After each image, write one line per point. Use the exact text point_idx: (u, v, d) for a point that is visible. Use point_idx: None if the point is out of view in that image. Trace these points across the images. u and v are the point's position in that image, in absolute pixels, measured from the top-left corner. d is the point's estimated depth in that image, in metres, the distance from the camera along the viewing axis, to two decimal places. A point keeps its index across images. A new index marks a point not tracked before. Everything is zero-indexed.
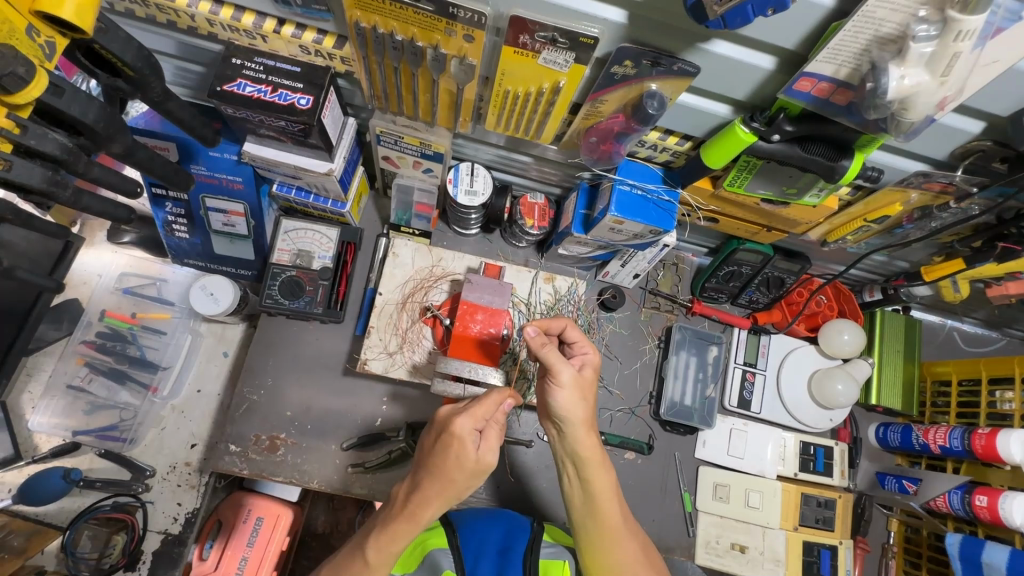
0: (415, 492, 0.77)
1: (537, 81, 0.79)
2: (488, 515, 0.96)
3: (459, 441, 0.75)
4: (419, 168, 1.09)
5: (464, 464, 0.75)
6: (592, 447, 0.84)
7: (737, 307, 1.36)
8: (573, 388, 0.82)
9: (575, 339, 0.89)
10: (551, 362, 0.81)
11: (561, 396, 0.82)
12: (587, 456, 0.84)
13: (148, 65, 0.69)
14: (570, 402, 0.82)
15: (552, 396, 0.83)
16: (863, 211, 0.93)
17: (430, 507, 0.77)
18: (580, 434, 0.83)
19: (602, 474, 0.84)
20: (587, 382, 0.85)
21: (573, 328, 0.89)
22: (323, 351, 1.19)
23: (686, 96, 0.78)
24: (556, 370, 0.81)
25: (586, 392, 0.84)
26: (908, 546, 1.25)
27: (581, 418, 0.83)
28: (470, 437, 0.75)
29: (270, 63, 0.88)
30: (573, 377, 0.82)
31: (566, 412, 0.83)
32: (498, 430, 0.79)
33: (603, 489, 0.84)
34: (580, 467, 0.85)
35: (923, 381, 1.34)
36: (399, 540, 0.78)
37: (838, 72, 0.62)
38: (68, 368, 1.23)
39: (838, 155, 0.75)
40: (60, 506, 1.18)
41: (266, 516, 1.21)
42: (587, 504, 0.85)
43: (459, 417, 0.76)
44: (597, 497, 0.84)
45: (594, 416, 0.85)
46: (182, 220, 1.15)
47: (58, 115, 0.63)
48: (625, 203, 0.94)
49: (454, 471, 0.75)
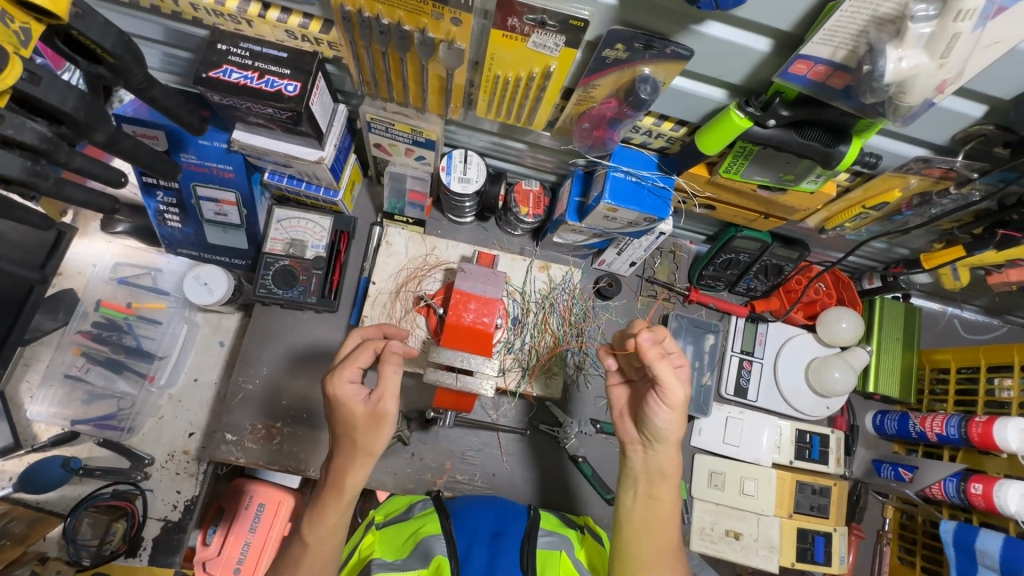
0: (333, 463, 0.83)
1: (527, 66, 0.77)
2: (481, 504, 0.98)
3: (341, 399, 0.80)
4: (412, 155, 1.07)
5: (354, 419, 0.80)
6: (673, 466, 0.86)
7: (735, 295, 1.35)
8: (678, 409, 0.81)
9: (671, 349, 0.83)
10: (664, 380, 0.78)
11: (666, 416, 0.81)
12: (666, 473, 0.85)
13: (128, 51, 0.68)
14: (670, 424, 0.82)
15: (656, 415, 0.82)
16: (861, 197, 0.91)
17: (352, 472, 0.81)
18: (668, 453, 0.85)
19: (669, 493, 0.86)
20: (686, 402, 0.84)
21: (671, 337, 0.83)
22: (317, 341, 1.19)
23: (680, 80, 0.76)
24: (669, 389, 0.79)
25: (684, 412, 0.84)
26: (903, 533, 1.26)
27: (674, 437, 0.84)
28: (350, 392, 0.80)
29: (257, 49, 0.86)
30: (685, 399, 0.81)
31: (666, 429, 0.82)
32: (392, 370, 0.80)
33: (668, 510, 0.86)
34: (654, 484, 0.86)
35: (922, 369, 1.33)
36: (330, 514, 0.81)
37: (834, 54, 0.60)
38: (66, 358, 1.23)
39: (835, 140, 0.74)
40: (60, 494, 1.20)
41: (268, 503, 1.23)
42: (644, 521, 0.85)
43: (332, 380, 0.81)
44: (656, 516, 0.85)
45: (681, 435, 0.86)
46: (175, 210, 1.14)
47: (37, 104, 0.61)
48: (619, 190, 0.93)
49: (352, 430, 0.80)
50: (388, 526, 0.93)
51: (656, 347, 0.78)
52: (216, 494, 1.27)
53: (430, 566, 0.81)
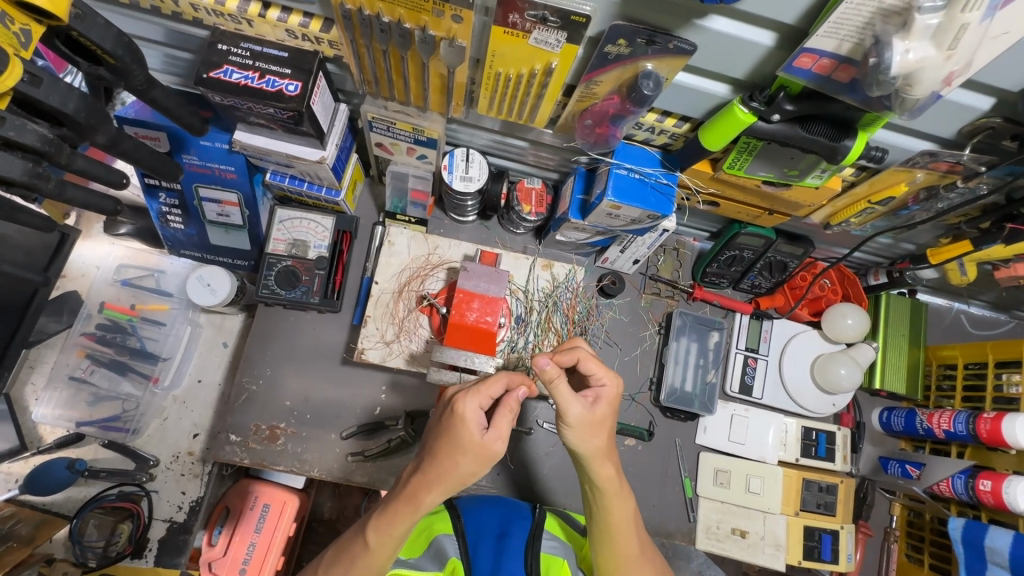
0: (419, 474, 0.78)
1: (529, 63, 0.77)
2: (491, 503, 0.98)
3: (464, 422, 0.75)
4: (413, 154, 1.06)
5: (466, 445, 0.75)
6: (610, 480, 0.83)
7: (739, 292, 1.35)
8: (584, 425, 0.79)
9: (591, 371, 0.83)
10: (560, 401, 0.78)
11: (572, 434, 0.80)
12: (604, 487, 0.83)
13: (130, 52, 0.67)
14: (585, 438, 0.80)
15: (565, 434, 0.81)
16: (867, 192, 0.90)
17: (431, 491, 0.77)
18: (597, 466, 0.82)
19: (619, 504, 0.84)
20: (604, 419, 0.81)
21: (590, 359, 0.83)
22: (320, 341, 1.19)
23: (683, 75, 0.76)
24: (564, 408, 0.78)
25: (601, 426, 0.80)
26: (911, 530, 1.25)
27: (599, 449, 0.81)
28: (474, 415, 0.76)
29: (257, 48, 0.86)
30: (583, 414, 0.79)
31: (580, 446, 0.80)
32: (510, 417, 0.78)
33: (618, 517, 0.85)
34: (596, 495, 0.85)
35: (928, 365, 1.33)
36: (399, 525, 0.78)
37: (840, 47, 0.60)
38: (71, 360, 1.24)
39: (840, 135, 0.73)
40: (66, 495, 1.20)
41: (273, 504, 1.22)
42: (608, 528, 0.85)
43: (464, 397, 0.76)
44: (611, 522, 0.85)
45: (610, 445, 0.83)
46: (177, 211, 1.14)
47: (39, 106, 0.61)
48: (622, 187, 0.92)
49: (459, 453, 0.76)
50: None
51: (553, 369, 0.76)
52: (224, 496, 1.24)
53: (445, 569, 0.82)
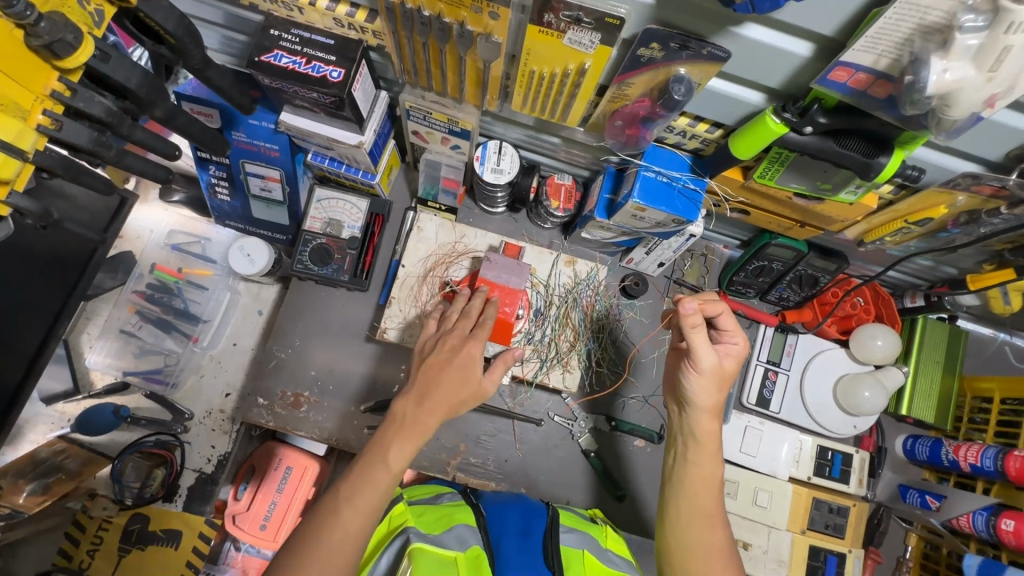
0: (419, 402, 0.85)
1: (562, 62, 0.78)
2: (506, 505, 1.00)
3: (473, 360, 0.89)
4: (448, 144, 1.09)
5: (470, 379, 0.88)
6: (711, 437, 0.90)
7: (766, 303, 1.33)
8: (708, 377, 0.87)
9: (726, 327, 0.89)
10: (696, 348, 0.85)
11: (695, 381, 0.88)
12: (704, 440, 0.90)
13: (189, 33, 0.72)
14: (701, 388, 0.89)
15: (688, 380, 0.89)
16: (904, 210, 0.87)
17: (434, 416, 0.85)
18: (702, 420, 0.90)
19: (710, 463, 0.89)
20: (726, 376, 0.89)
21: (727, 316, 0.88)
22: (347, 317, 1.24)
23: (716, 81, 0.75)
24: (698, 355, 0.85)
25: (723, 384, 0.88)
26: (925, 563, 1.20)
27: (710, 404, 0.89)
28: (478, 355, 0.90)
29: (306, 35, 0.90)
30: (713, 366, 0.86)
31: (699, 395, 0.89)
32: (501, 364, 0.94)
33: (711, 473, 0.89)
34: (691, 448, 0.91)
35: (962, 396, 1.27)
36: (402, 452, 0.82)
37: (877, 62, 0.58)
38: (122, 314, 1.34)
39: (875, 151, 0.71)
40: (111, 438, 1.31)
41: (295, 467, 1.31)
42: (694, 484, 0.89)
43: (472, 341, 0.91)
44: (702, 479, 0.89)
45: (722, 406, 0.91)
46: (225, 183, 1.21)
47: (106, 80, 0.67)
48: (649, 190, 0.92)
49: (463, 386, 0.88)
50: (416, 506, 0.93)
51: (694, 317, 0.83)
52: (250, 455, 1.35)
53: (467, 552, 0.82)
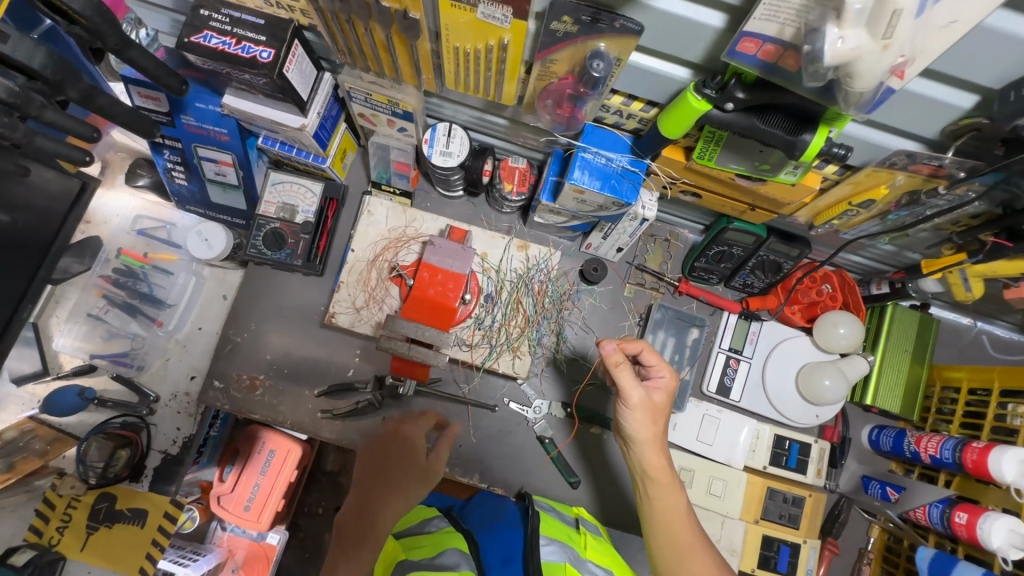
0: (369, 495, 1.03)
1: (483, 38, 0.76)
2: (493, 526, 0.96)
3: (414, 444, 1.10)
4: (394, 126, 1.08)
5: (415, 463, 1.06)
6: (662, 468, 0.91)
7: (731, 290, 1.30)
8: (641, 411, 0.89)
9: (651, 362, 0.93)
10: (623, 386, 0.88)
11: (630, 417, 0.90)
12: (657, 475, 0.91)
13: (99, 13, 0.72)
14: (639, 423, 0.90)
15: (625, 417, 0.91)
16: (849, 193, 0.83)
17: (387, 514, 0.98)
18: (648, 453, 0.91)
19: (672, 493, 0.91)
20: (659, 408, 0.91)
21: (650, 351, 0.92)
22: (303, 302, 1.25)
23: (637, 56, 0.72)
24: (625, 393, 0.88)
25: (658, 415, 0.91)
26: (887, 555, 1.19)
27: (650, 436, 0.91)
28: (419, 439, 1.11)
29: (236, 15, 0.89)
30: (643, 400, 0.89)
31: (638, 430, 0.90)
32: (445, 442, 1.12)
33: (677, 503, 0.91)
34: (650, 488, 0.92)
35: (932, 386, 1.23)
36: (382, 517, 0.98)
37: (783, 32, 0.56)
38: (90, 299, 1.37)
39: (798, 128, 0.67)
40: (78, 419, 1.33)
41: (277, 450, 1.37)
42: (668, 522, 0.90)
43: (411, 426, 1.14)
44: (671, 511, 0.90)
45: (664, 434, 0.92)
46: (181, 168, 1.22)
47: (10, 61, 0.66)
48: (585, 171, 0.91)
49: (406, 472, 1.05)
50: (408, 539, 0.93)
51: (617, 354, 0.87)
52: (235, 443, 1.43)
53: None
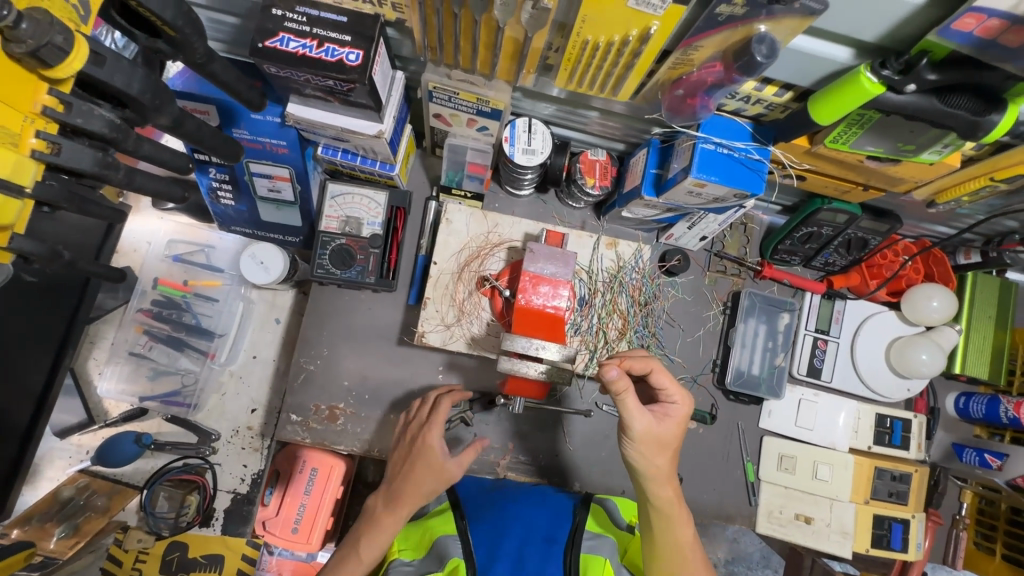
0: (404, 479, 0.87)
1: (622, 29, 0.68)
2: (531, 503, 0.94)
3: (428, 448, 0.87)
4: (474, 126, 0.99)
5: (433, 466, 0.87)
6: (669, 501, 0.82)
7: (810, 270, 1.27)
8: (646, 443, 0.79)
9: (664, 386, 0.82)
10: (626, 415, 0.77)
11: (635, 450, 0.80)
12: (663, 508, 0.82)
13: (189, 23, 0.61)
14: (644, 456, 0.80)
15: (628, 450, 0.81)
16: (989, 169, 0.80)
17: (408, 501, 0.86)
18: (655, 488, 0.82)
19: (677, 523, 0.82)
20: (667, 441, 0.81)
21: (661, 373, 0.81)
22: (376, 321, 1.16)
23: (801, 38, 0.66)
24: (628, 424, 0.78)
25: (665, 448, 0.80)
26: (981, 518, 1.21)
27: (660, 471, 0.81)
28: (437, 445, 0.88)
29: (315, 13, 0.78)
30: (649, 431, 0.78)
31: (642, 464, 0.81)
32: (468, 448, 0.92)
33: (685, 535, 0.82)
34: (654, 520, 0.83)
35: (1013, 349, 1.25)
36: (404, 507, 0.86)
37: (1018, 5, 0.50)
38: (129, 336, 1.25)
39: (986, 109, 0.63)
40: (134, 467, 1.24)
41: (320, 468, 1.20)
42: (666, 557, 0.81)
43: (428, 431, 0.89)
44: (678, 544, 0.81)
45: (672, 469, 0.83)
46: (226, 187, 1.10)
47: (102, 87, 0.56)
48: (708, 162, 0.84)
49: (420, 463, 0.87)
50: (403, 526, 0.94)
51: (623, 379, 0.74)
52: (275, 460, 1.25)
53: (447, 568, 0.80)
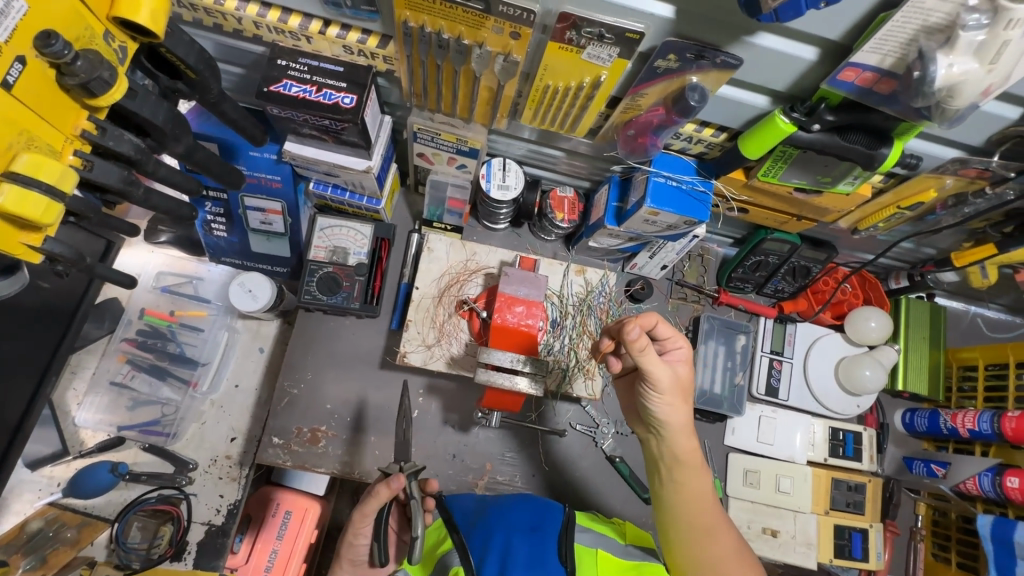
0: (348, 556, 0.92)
1: (578, 76, 0.81)
2: (518, 502, 0.97)
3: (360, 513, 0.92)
4: (454, 164, 1.10)
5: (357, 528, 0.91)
6: (693, 453, 0.86)
7: (763, 297, 1.38)
8: (672, 394, 0.82)
9: (667, 335, 0.85)
10: (653, 370, 0.79)
11: (661, 403, 0.83)
12: (686, 458, 0.86)
13: (208, 67, 0.71)
14: (670, 408, 0.84)
15: (654, 403, 0.84)
16: (895, 199, 0.95)
17: None
18: (680, 440, 0.85)
19: (697, 474, 0.87)
20: (686, 385, 0.85)
21: (664, 324, 0.84)
22: (359, 346, 1.22)
23: (726, 87, 0.79)
24: (655, 377, 0.80)
25: (686, 398, 0.85)
26: (936, 529, 1.27)
27: (681, 423, 0.85)
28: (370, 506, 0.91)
29: (315, 64, 0.90)
30: (673, 382, 0.82)
31: (669, 418, 0.84)
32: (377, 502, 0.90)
33: (703, 483, 0.87)
34: (676, 471, 0.87)
35: (948, 367, 1.36)
36: None
37: (883, 62, 0.64)
38: (111, 365, 1.28)
39: (877, 143, 0.77)
40: (106, 499, 1.22)
41: (294, 510, 1.26)
42: (682, 503, 0.86)
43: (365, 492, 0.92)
44: (698, 494, 0.86)
45: (692, 421, 0.87)
46: (221, 219, 1.18)
47: (130, 117, 0.65)
48: (660, 194, 0.95)
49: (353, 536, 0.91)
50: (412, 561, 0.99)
51: (642, 339, 0.77)
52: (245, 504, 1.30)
53: None
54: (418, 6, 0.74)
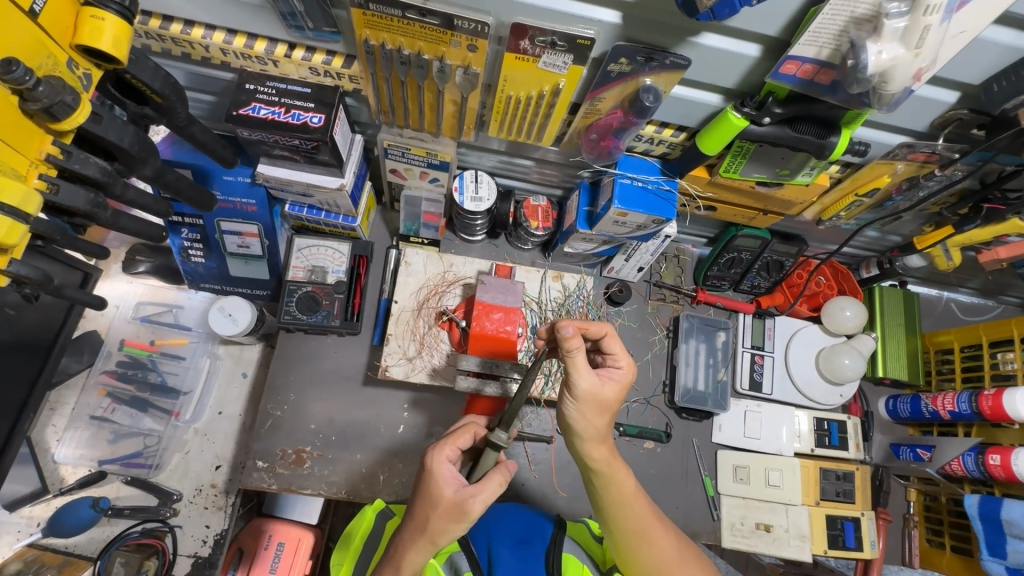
0: (400, 538, 0.77)
1: (537, 85, 0.84)
2: (511, 513, 0.97)
3: (435, 478, 0.75)
4: (426, 178, 1.12)
5: (437, 500, 0.74)
6: (606, 462, 0.82)
7: (740, 293, 1.41)
8: (588, 402, 0.78)
9: (612, 351, 0.83)
10: (574, 373, 0.76)
11: (574, 409, 0.79)
12: (599, 467, 0.82)
13: (174, 91, 0.73)
14: (583, 416, 0.80)
15: (568, 408, 0.80)
16: (853, 186, 0.98)
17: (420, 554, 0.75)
18: (591, 448, 0.81)
19: (617, 482, 0.83)
20: (609, 402, 0.80)
21: (613, 338, 0.83)
22: (341, 363, 1.22)
23: (678, 88, 0.83)
24: (573, 380, 0.77)
25: (605, 410, 0.80)
26: (929, 514, 1.28)
27: (597, 432, 0.81)
28: (447, 471, 0.76)
29: (283, 86, 0.92)
30: (591, 392, 0.78)
31: (581, 425, 0.80)
32: (492, 484, 0.75)
33: (629, 488, 0.84)
34: (596, 480, 0.83)
35: (926, 352, 1.38)
36: (411, 553, 0.75)
37: (819, 53, 0.68)
38: (91, 399, 1.25)
39: (825, 132, 0.80)
40: (88, 537, 1.19)
41: (288, 541, 1.22)
42: (613, 508, 0.84)
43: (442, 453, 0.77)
44: (625, 499, 0.83)
45: (609, 430, 0.82)
46: (198, 245, 1.19)
47: (97, 141, 0.66)
48: (627, 195, 0.98)
49: (429, 510, 0.74)
50: None
51: (578, 339, 0.74)
52: (238, 537, 1.25)
53: None
54: (377, 25, 0.76)
